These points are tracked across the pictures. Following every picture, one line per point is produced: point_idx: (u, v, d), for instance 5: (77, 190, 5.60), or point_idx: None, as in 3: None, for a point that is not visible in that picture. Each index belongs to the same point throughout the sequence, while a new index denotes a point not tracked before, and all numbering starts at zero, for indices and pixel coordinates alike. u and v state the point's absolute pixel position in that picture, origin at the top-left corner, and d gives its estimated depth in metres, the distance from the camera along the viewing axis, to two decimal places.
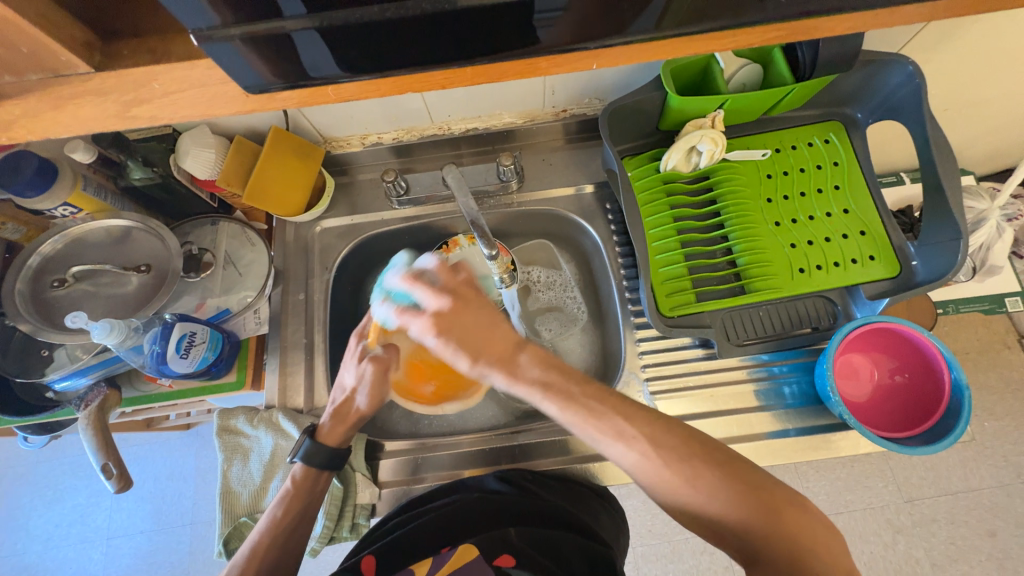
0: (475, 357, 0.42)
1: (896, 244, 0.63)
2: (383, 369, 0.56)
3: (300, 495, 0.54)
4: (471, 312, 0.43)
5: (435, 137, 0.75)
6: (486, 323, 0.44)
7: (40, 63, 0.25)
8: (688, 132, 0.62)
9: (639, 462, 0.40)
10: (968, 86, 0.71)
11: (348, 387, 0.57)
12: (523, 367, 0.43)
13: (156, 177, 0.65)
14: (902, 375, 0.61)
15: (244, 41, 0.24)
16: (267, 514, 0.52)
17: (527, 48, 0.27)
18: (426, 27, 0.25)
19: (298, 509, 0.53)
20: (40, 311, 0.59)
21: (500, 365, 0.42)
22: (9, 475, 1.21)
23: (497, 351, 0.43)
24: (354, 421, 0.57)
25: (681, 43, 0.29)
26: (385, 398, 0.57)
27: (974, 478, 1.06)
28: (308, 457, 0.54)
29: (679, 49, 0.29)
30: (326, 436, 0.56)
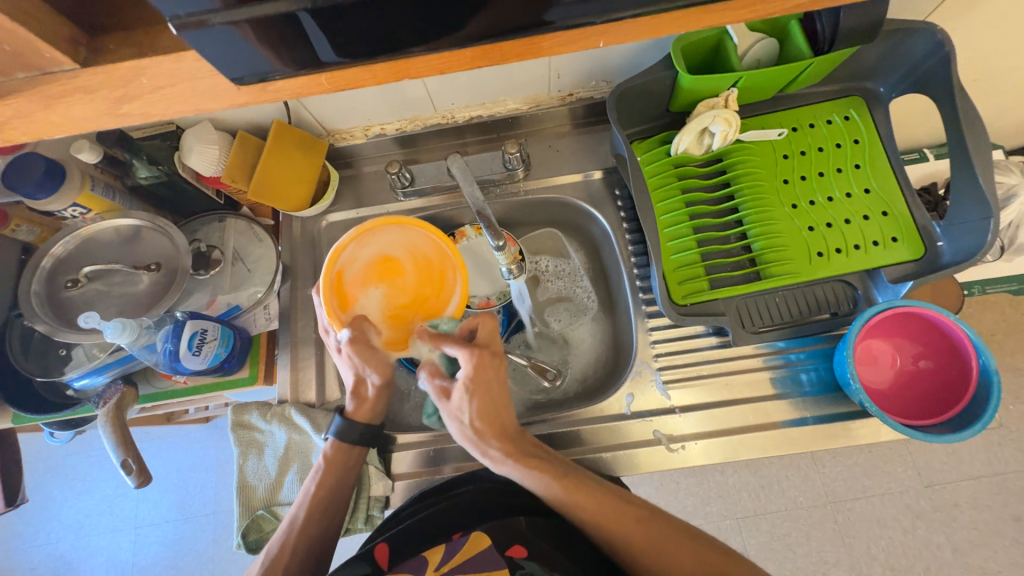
0: (484, 420, 0.50)
1: (921, 224, 0.60)
2: (364, 341, 0.53)
3: (334, 469, 0.55)
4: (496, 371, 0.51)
5: (439, 126, 0.73)
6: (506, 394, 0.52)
7: (25, 61, 0.24)
8: (699, 113, 0.60)
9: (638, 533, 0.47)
10: (1000, 53, 0.67)
11: (352, 375, 0.54)
12: (523, 442, 0.52)
13: (162, 175, 0.63)
14: (926, 361, 0.59)
15: (232, 28, 0.23)
16: (305, 489, 0.54)
17: (529, 28, 0.26)
18: (421, 8, 0.24)
19: (332, 483, 0.54)
20: (55, 311, 0.59)
21: (503, 435, 0.51)
22: (40, 469, 1.26)
23: (506, 421, 0.52)
24: (376, 395, 0.56)
25: (695, 15, 0.27)
26: (384, 359, 0.54)
27: (997, 462, 1.04)
28: (342, 434, 0.55)
29: (695, 22, 0.27)
30: (355, 414, 0.56)
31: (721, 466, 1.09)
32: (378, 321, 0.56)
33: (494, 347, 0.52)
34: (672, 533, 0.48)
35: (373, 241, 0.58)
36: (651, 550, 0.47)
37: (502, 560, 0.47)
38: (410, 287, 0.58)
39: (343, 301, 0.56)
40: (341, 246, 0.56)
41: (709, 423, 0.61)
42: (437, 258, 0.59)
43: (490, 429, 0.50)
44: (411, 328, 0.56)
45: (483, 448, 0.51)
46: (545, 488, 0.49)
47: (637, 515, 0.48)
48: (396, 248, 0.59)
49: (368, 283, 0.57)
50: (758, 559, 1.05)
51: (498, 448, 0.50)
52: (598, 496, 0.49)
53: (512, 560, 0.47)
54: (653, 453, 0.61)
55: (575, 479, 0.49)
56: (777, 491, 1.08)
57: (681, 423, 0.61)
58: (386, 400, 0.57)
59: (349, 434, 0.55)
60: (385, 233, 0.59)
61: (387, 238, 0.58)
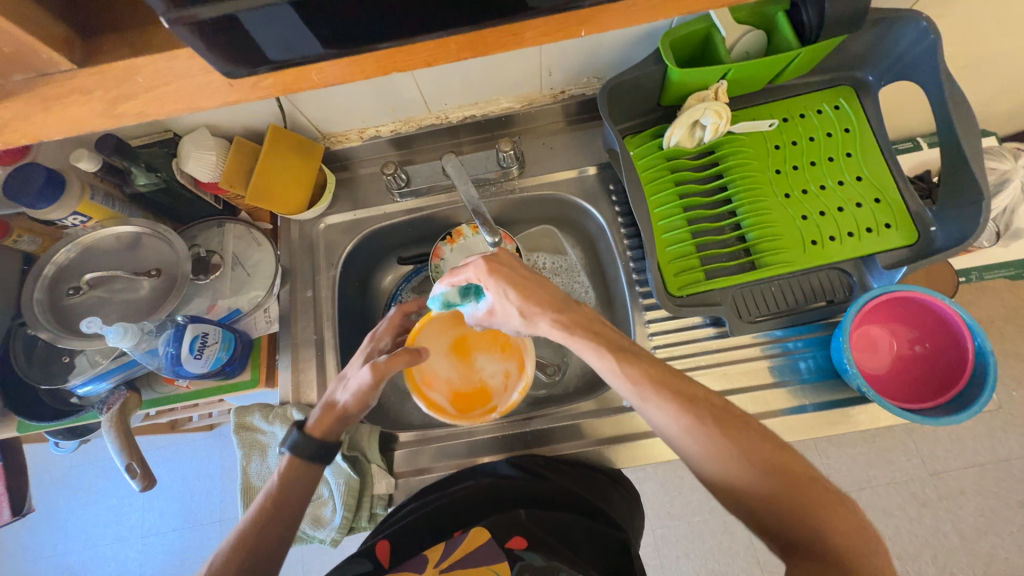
0: (528, 297, 0.47)
1: (914, 211, 0.61)
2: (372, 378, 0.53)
3: (289, 478, 0.54)
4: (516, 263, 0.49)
5: (433, 126, 0.74)
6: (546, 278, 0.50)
7: (23, 63, 0.25)
8: (690, 106, 0.61)
9: (687, 429, 0.44)
10: (988, 39, 0.67)
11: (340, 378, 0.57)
12: (579, 316, 0.49)
13: (161, 182, 0.64)
14: (923, 345, 0.59)
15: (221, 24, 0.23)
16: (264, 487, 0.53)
17: (513, 18, 0.26)
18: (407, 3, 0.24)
19: (281, 493, 0.53)
20: (57, 319, 0.60)
21: (554, 307, 0.48)
22: (46, 480, 1.26)
23: (556, 295, 0.49)
24: (341, 417, 0.55)
25: (678, 0, 0.27)
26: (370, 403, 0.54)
27: (1002, 448, 1.03)
28: (296, 448, 0.54)
29: (680, 7, 0.28)
30: (315, 427, 0.55)
31: None
32: (505, 363, 0.63)
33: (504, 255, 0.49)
34: (735, 417, 0.44)
35: (433, 360, 0.63)
36: (701, 452, 0.43)
37: (501, 552, 0.49)
38: (478, 338, 0.66)
39: (480, 402, 0.61)
40: (420, 392, 0.60)
41: None
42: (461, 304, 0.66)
43: (537, 303, 0.47)
44: (515, 349, 0.63)
45: (534, 317, 0.48)
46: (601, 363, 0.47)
47: (700, 402, 0.45)
48: (446, 338, 0.64)
49: (468, 373, 0.63)
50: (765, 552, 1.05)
51: (551, 320, 0.48)
52: (649, 367, 0.46)
53: (512, 553, 0.49)
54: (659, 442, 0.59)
55: (626, 352, 0.47)
56: None
57: None
58: (337, 428, 0.55)
59: (305, 449, 0.54)
60: (430, 342, 0.63)
61: (434, 341, 0.63)
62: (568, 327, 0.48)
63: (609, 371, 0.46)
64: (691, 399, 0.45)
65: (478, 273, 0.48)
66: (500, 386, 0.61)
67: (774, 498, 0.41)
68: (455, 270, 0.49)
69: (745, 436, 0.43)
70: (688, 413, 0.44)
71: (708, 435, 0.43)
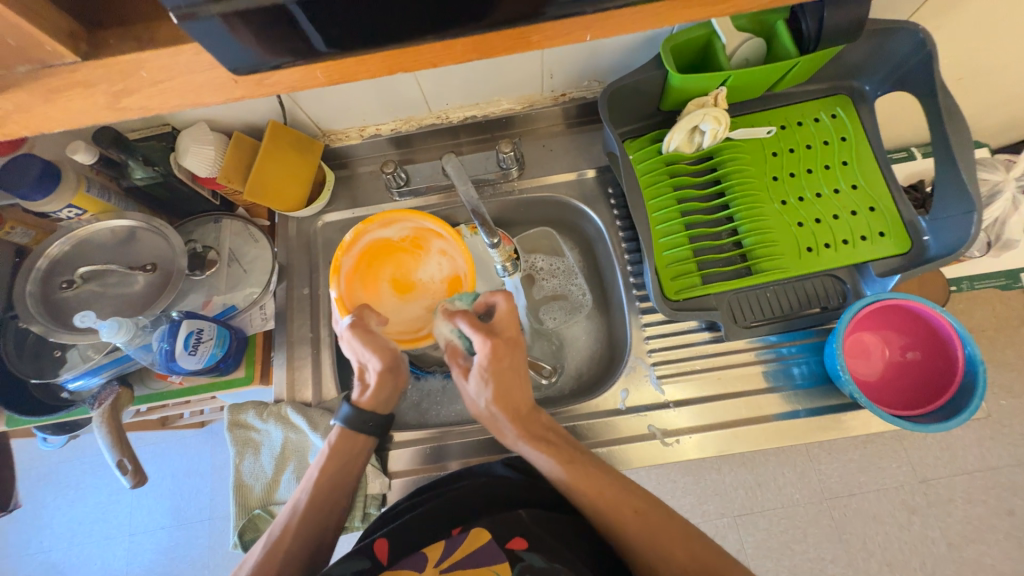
0: (501, 397, 0.55)
1: (907, 220, 0.62)
2: (362, 340, 0.55)
3: (337, 454, 0.56)
4: (508, 358, 0.55)
5: (434, 126, 0.74)
6: (520, 379, 0.57)
7: (27, 55, 0.24)
8: (690, 112, 0.61)
9: (636, 532, 0.49)
10: (983, 52, 0.68)
11: (355, 362, 0.57)
12: (535, 423, 0.56)
13: (158, 176, 0.64)
14: (914, 352, 0.60)
15: (226, 22, 0.23)
16: (308, 473, 0.55)
17: (520, 22, 0.26)
18: (415, 4, 0.24)
19: (336, 468, 0.55)
20: (50, 312, 0.59)
21: (515, 416, 0.55)
22: (33, 476, 1.24)
23: (520, 405, 0.56)
24: (380, 380, 0.56)
25: (682, 9, 0.28)
26: (389, 344, 0.55)
27: (990, 457, 1.05)
28: (349, 421, 0.56)
29: (685, 14, 0.28)
30: (363, 402, 0.57)
31: (718, 464, 1.10)
32: (431, 256, 0.65)
33: (507, 336, 0.56)
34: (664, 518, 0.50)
35: (410, 316, 0.62)
36: (642, 543, 0.49)
37: (502, 552, 0.47)
38: (398, 263, 0.64)
39: (455, 281, 0.64)
40: (424, 339, 0.61)
41: (702, 417, 0.62)
42: (356, 264, 0.62)
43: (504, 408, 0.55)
44: (428, 238, 0.65)
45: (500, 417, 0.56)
46: (551, 468, 0.53)
47: (638, 508, 0.50)
48: (391, 299, 0.63)
49: (425, 291, 0.64)
50: (756, 556, 1.05)
51: (512, 426, 0.55)
52: (599, 479, 0.52)
53: (513, 553, 0.47)
54: (650, 446, 0.61)
55: (582, 469, 0.52)
56: (774, 488, 1.08)
57: (676, 418, 0.62)
58: (389, 389, 0.57)
59: (357, 422, 0.56)
60: (393, 312, 0.62)
61: (393, 307, 0.62)
62: (524, 437, 0.54)
63: (558, 476, 0.52)
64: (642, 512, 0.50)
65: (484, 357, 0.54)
66: (455, 270, 0.64)
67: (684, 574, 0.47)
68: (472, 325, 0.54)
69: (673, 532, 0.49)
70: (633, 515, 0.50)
71: (646, 529, 0.49)
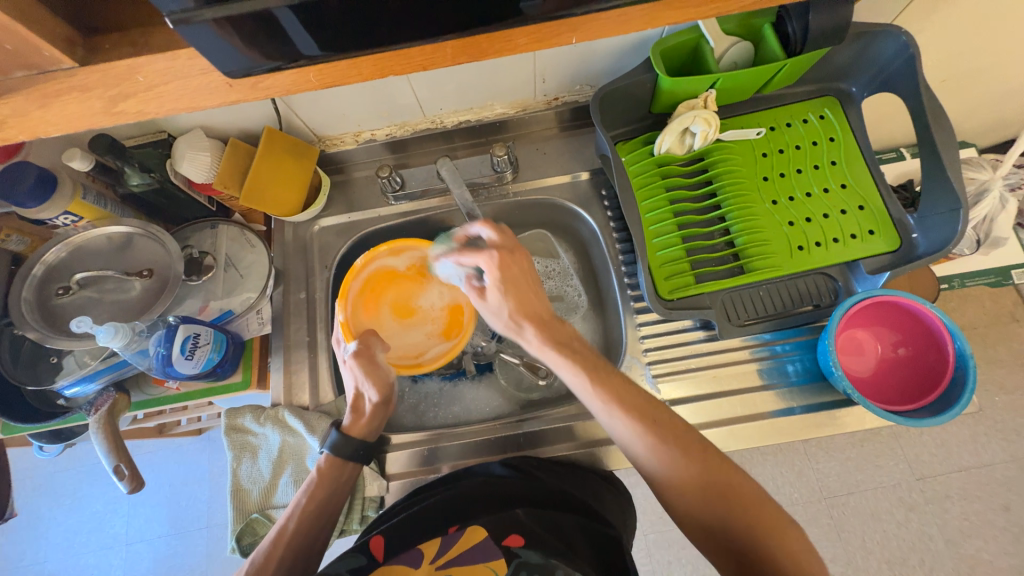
0: (520, 307, 0.52)
1: (896, 218, 0.62)
2: (369, 368, 0.56)
3: (327, 481, 0.55)
4: (520, 266, 0.53)
5: (429, 130, 0.75)
6: (537, 289, 0.54)
7: (26, 61, 0.25)
8: (681, 114, 0.62)
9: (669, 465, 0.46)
10: (967, 54, 0.70)
11: (352, 389, 0.57)
12: (560, 330, 0.52)
13: (154, 183, 0.64)
14: (905, 348, 0.61)
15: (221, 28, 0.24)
16: (295, 499, 0.54)
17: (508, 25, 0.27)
18: (405, 11, 0.25)
19: (325, 494, 0.54)
20: (46, 319, 0.60)
21: (540, 320, 0.52)
22: (28, 486, 1.23)
23: (541, 310, 0.53)
24: (374, 411, 0.58)
25: (661, 12, 0.28)
26: (390, 376, 0.57)
27: (986, 453, 1.05)
28: (338, 448, 0.55)
29: (666, 14, 0.29)
30: (352, 429, 0.58)
31: None
32: (434, 285, 0.67)
33: (512, 246, 0.54)
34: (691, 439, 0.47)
35: (408, 342, 0.65)
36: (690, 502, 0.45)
37: (497, 549, 0.49)
38: (400, 289, 0.66)
39: (455, 311, 0.67)
40: (423, 365, 0.63)
41: (698, 415, 0.62)
42: (363, 288, 0.64)
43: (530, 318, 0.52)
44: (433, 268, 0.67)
45: (520, 329, 0.53)
46: (576, 381, 0.50)
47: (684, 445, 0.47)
48: (392, 324, 0.65)
49: (426, 317, 0.67)
50: None
51: (535, 332, 0.52)
52: (631, 397, 0.48)
53: (509, 550, 0.48)
54: None
55: (602, 373, 0.50)
56: (772, 487, 1.08)
57: None
58: (382, 417, 0.59)
59: (345, 449, 0.56)
60: (392, 338, 0.64)
61: (394, 333, 0.65)
62: (546, 340, 0.51)
63: (583, 388, 0.49)
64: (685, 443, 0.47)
65: (490, 264, 0.53)
66: (456, 299, 0.67)
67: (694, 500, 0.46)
68: (462, 251, 0.53)
69: (695, 451, 0.46)
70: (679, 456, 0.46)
71: (679, 463, 0.46)
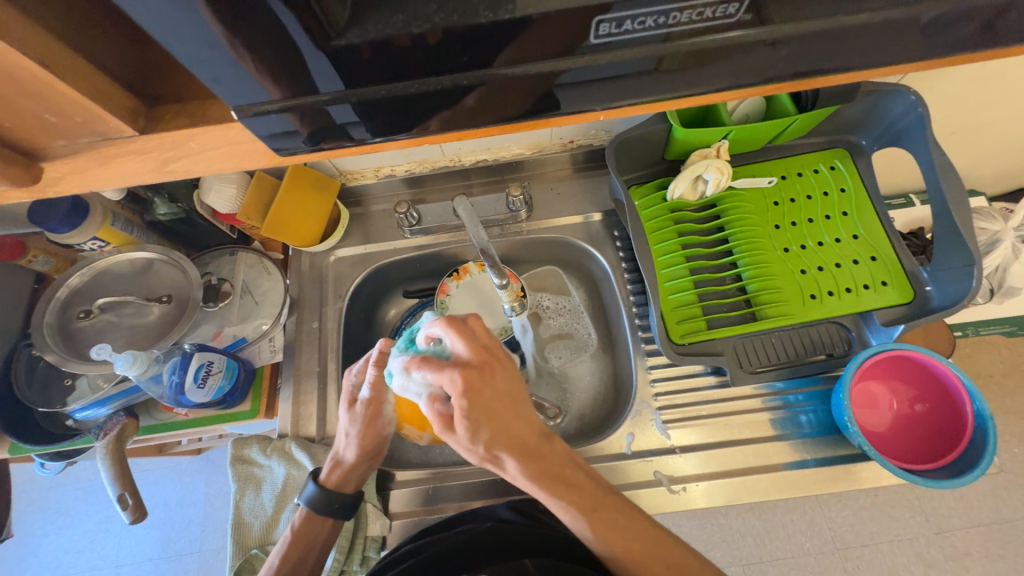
0: (490, 436, 0.43)
1: (909, 270, 0.63)
2: (379, 443, 0.55)
3: (300, 541, 0.54)
4: (497, 380, 0.43)
5: (447, 168, 0.77)
6: (514, 406, 0.44)
7: (92, 128, 0.28)
8: (694, 162, 0.64)
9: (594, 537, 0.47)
10: (975, 109, 0.71)
11: (342, 438, 0.55)
12: (538, 446, 0.46)
13: (181, 212, 0.67)
14: (923, 405, 0.60)
15: (283, 111, 0.27)
16: (282, 538, 0.54)
17: (531, 115, 0.30)
18: (443, 99, 0.27)
19: (297, 557, 0.54)
20: (66, 342, 0.60)
21: (510, 441, 0.44)
22: (24, 501, 1.22)
23: (523, 437, 0.44)
24: (357, 467, 0.56)
25: (679, 98, 0.32)
26: (383, 433, 0.56)
27: (1007, 509, 1.01)
28: (313, 503, 0.54)
29: (678, 102, 0.33)
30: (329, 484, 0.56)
31: (724, 508, 1.07)
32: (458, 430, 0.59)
33: (486, 360, 0.44)
34: (618, 500, 0.49)
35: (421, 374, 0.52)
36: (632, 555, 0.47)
37: None
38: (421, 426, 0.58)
39: None
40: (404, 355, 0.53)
41: (709, 465, 0.61)
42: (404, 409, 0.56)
43: (531, 462, 0.45)
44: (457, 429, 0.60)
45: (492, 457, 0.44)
46: (525, 485, 0.46)
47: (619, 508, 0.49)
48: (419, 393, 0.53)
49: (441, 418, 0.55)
50: None
51: (516, 465, 0.44)
52: (558, 471, 0.47)
53: None
54: (657, 493, 0.60)
55: (543, 452, 0.46)
56: (783, 536, 1.04)
57: (683, 464, 0.61)
58: (363, 469, 0.57)
59: (322, 504, 0.54)
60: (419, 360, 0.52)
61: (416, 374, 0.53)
62: (493, 453, 0.43)
63: (518, 480, 0.45)
64: (590, 511, 0.47)
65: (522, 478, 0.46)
66: None
67: (622, 565, 0.47)
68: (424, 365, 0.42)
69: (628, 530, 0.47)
70: (613, 537, 0.47)
71: (608, 542, 0.47)
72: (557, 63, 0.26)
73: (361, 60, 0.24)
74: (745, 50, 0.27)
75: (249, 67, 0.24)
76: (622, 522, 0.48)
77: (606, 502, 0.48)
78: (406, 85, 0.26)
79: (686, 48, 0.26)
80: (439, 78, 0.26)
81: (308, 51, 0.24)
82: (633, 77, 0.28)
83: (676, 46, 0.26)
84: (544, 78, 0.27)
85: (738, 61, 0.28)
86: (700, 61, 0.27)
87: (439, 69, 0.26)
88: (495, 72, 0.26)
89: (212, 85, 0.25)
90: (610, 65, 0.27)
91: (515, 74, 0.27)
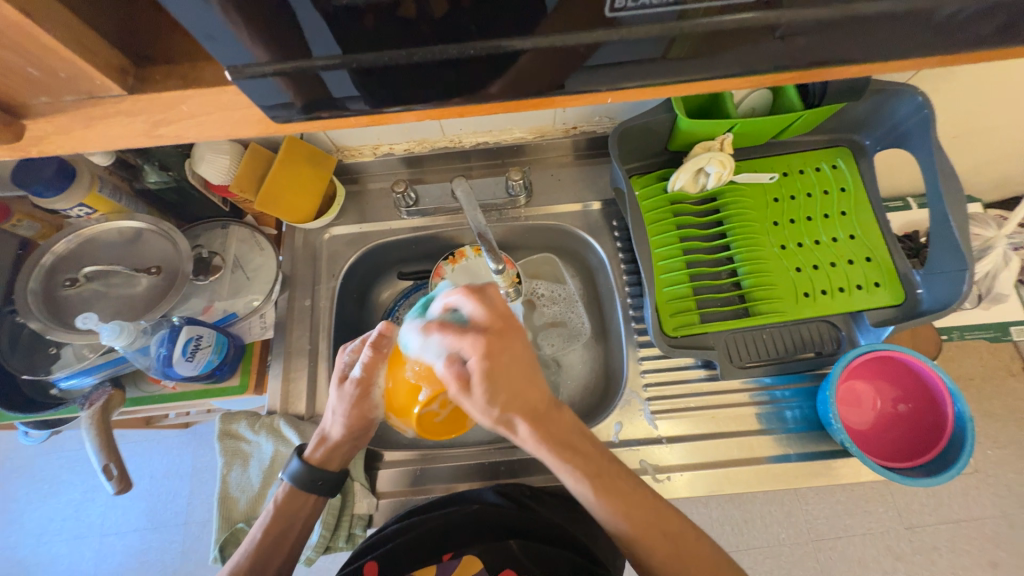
0: (500, 397, 0.44)
1: (903, 272, 0.63)
2: (366, 423, 0.55)
3: (281, 515, 0.54)
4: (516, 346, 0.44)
5: (446, 149, 0.76)
6: (530, 373, 0.46)
7: (77, 86, 0.27)
8: (696, 154, 0.63)
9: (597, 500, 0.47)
10: (979, 113, 0.71)
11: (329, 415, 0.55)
12: (554, 418, 0.48)
13: (171, 181, 0.66)
14: (906, 405, 0.61)
15: (277, 78, 0.26)
16: (266, 510, 0.53)
17: (536, 94, 0.29)
18: (446, 72, 0.26)
19: (279, 528, 0.53)
20: (51, 310, 0.59)
21: (528, 408, 0.45)
22: (9, 468, 1.22)
23: (536, 402, 0.46)
24: (343, 446, 0.56)
25: (687, 85, 0.32)
26: (370, 415, 0.54)
27: (976, 507, 1.05)
28: (296, 478, 0.54)
29: (686, 90, 0.32)
30: (314, 460, 0.56)
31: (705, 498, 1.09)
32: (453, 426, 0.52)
33: (504, 326, 0.44)
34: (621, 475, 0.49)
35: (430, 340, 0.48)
36: (636, 534, 0.47)
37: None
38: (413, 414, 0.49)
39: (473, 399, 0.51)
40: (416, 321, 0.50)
41: (693, 456, 0.62)
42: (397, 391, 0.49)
43: (544, 427, 0.46)
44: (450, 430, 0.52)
45: (506, 420, 0.45)
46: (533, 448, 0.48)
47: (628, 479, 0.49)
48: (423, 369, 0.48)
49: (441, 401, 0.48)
50: None
51: (528, 429, 0.46)
52: (567, 435, 0.48)
53: None
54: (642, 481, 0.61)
55: (550, 414, 0.48)
56: (760, 526, 1.07)
57: (668, 453, 0.62)
58: (349, 447, 0.56)
59: (305, 479, 0.54)
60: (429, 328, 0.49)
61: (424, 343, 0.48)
62: (508, 415, 0.45)
63: (527, 442, 0.47)
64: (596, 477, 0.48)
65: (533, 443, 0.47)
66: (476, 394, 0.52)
67: (631, 544, 0.47)
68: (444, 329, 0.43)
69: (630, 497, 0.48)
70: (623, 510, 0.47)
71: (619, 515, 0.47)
72: (567, 39, 0.25)
73: (362, 25, 0.23)
74: (758, 36, 0.26)
75: (240, 26, 0.23)
76: (626, 490, 0.48)
77: (614, 474, 0.49)
78: (406, 55, 0.25)
79: (700, 30, 0.25)
80: (442, 47, 0.25)
81: (305, 12, 0.23)
82: (643, 60, 0.27)
83: (688, 27, 0.25)
84: (552, 54, 0.26)
85: (751, 47, 0.27)
86: (711, 46, 0.27)
87: (443, 38, 0.25)
88: (501, 45, 0.25)
89: (203, 43, 0.23)
90: (619, 45, 0.26)
91: (521, 48, 0.26)
